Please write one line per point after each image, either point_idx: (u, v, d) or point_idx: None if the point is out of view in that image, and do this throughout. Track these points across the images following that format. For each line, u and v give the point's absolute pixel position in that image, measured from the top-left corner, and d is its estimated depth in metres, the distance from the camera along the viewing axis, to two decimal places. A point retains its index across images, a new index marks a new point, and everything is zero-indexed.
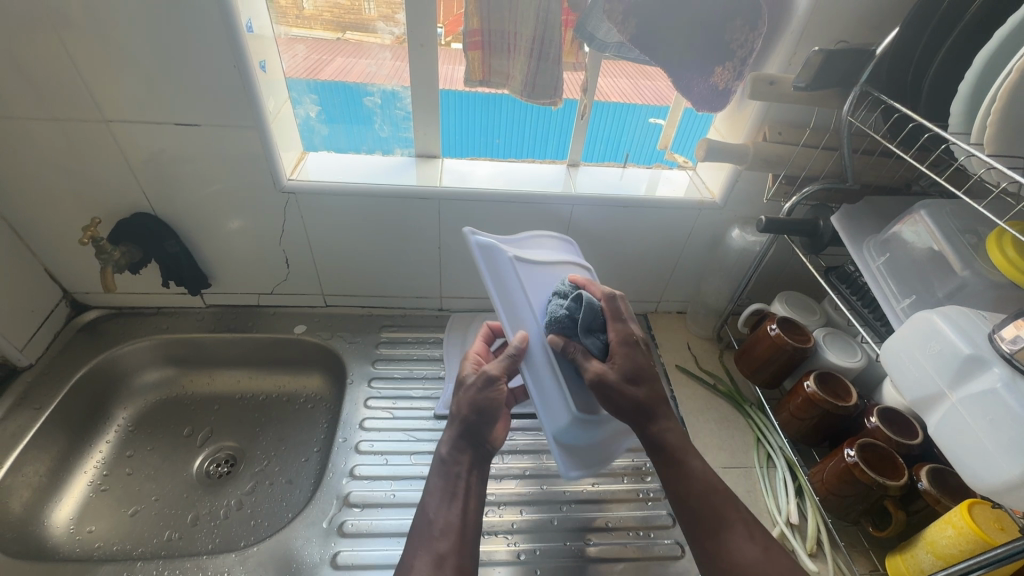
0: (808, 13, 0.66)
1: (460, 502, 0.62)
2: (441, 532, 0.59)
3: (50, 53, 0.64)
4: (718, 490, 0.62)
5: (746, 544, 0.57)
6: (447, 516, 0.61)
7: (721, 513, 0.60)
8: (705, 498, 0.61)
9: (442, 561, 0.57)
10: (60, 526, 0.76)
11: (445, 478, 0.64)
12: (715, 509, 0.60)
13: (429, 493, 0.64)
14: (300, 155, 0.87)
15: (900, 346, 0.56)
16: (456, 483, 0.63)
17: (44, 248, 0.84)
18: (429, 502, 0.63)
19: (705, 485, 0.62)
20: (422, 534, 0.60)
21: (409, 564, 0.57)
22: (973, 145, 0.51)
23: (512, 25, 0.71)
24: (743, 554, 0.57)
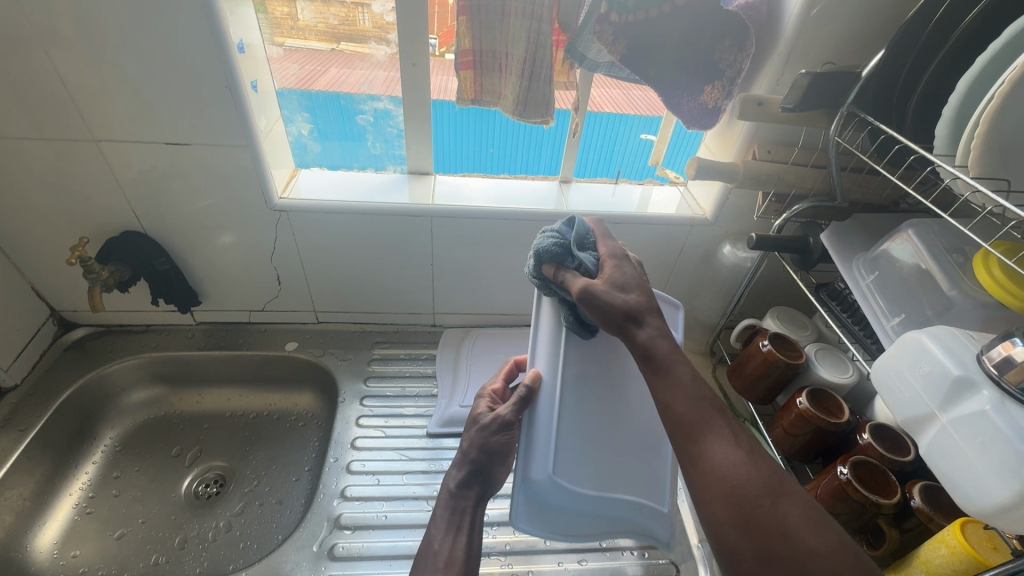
0: (795, 34, 0.67)
1: (465, 536, 0.61)
2: (447, 564, 0.59)
3: (39, 73, 0.64)
4: (701, 386, 0.47)
5: (726, 449, 0.44)
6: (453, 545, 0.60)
7: (706, 413, 0.46)
8: (690, 401, 0.46)
9: None
10: (44, 551, 0.75)
11: (453, 512, 0.63)
12: (699, 409, 0.46)
13: (435, 523, 0.64)
14: (292, 173, 0.87)
15: (889, 366, 0.56)
16: (462, 518, 0.63)
17: (31, 266, 0.83)
18: (435, 532, 0.62)
19: (688, 384, 0.47)
20: (428, 564, 0.59)
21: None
22: (958, 167, 0.52)
23: (504, 45, 0.72)
24: (724, 463, 0.43)
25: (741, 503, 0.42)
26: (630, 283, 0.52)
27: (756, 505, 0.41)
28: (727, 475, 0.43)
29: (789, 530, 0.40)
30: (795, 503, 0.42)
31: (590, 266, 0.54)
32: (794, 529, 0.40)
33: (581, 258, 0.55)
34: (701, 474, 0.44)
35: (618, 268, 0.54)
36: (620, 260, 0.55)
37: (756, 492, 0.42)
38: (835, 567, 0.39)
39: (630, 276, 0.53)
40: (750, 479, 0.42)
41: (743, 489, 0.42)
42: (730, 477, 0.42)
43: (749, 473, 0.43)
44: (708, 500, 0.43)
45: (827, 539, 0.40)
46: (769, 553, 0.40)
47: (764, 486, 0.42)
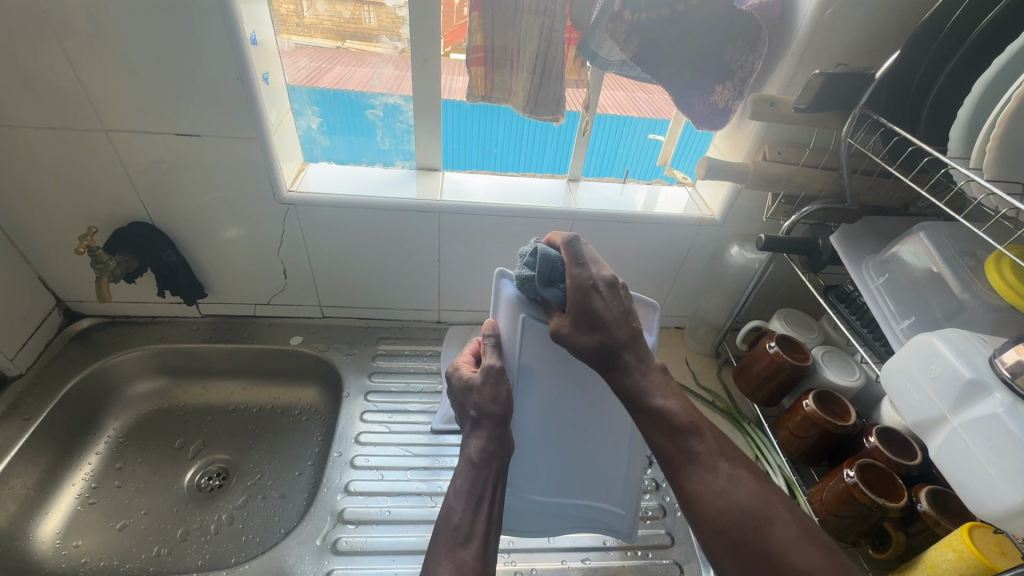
0: (809, 36, 0.67)
1: (485, 510, 0.58)
2: (465, 538, 0.56)
3: (51, 62, 0.64)
4: (676, 424, 0.51)
5: (708, 478, 0.48)
6: (472, 521, 0.57)
7: (685, 447, 0.50)
8: (669, 435, 0.50)
9: (464, 566, 0.53)
10: (46, 540, 0.74)
11: (473, 480, 0.60)
12: (677, 443, 0.50)
13: (454, 492, 0.60)
14: (300, 167, 0.87)
15: (899, 368, 0.56)
16: (482, 489, 0.59)
17: (38, 255, 0.83)
18: (451, 503, 0.59)
19: (662, 421, 0.51)
20: (444, 541, 0.56)
21: (432, 569, 0.53)
22: (973, 169, 0.51)
23: (515, 42, 0.72)
24: (706, 493, 0.47)
25: (727, 530, 0.46)
26: (607, 320, 0.55)
27: (742, 530, 0.46)
28: (712, 505, 0.47)
29: (772, 549, 0.45)
30: (781, 526, 0.45)
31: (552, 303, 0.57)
32: (780, 551, 0.44)
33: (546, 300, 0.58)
34: (688, 503, 0.48)
35: (587, 304, 0.55)
36: (589, 292, 0.55)
37: (741, 518, 0.46)
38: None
39: (602, 313, 0.55)
40: (735, 506, 0.46)
41: (728, 517, 0.46)
42: (714, 507, 0.47)
43: (733, 501, 0.47)
44: (700, 526, 0.48)
45: (813, 559, 0.44)
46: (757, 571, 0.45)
47: (748, 513, 0.46)
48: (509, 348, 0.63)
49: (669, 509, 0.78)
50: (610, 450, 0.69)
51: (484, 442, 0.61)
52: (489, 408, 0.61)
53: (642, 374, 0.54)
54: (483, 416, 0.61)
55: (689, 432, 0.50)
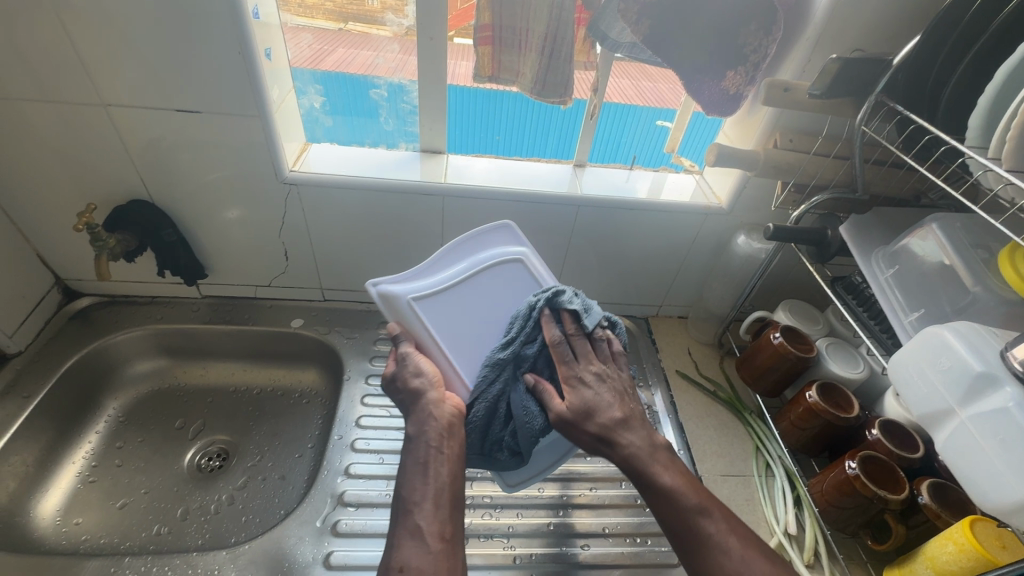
0: (825, 20, 0.65)
1: (434, 471, 0.53)
2: (418, 503, 0.51)
3: (47, 34, 0.62)
4: (698, 507, 0.52)
5: (720, 560, 0.49)
6: (425, 488, 0.52)
7: (697, 527, 0.51)
8: (678, 515, 0.52)
9: (420, 531, 0.49)
10: (46, 518, 0.75)
11: (414, 450, 0.55)
12: (688, 523, 0.51)
13: (405, 467, 0.54)
14: (303, 147, 0.86)
15: (907, 361, 0.56)
16: (428, 452, 0.54)
17: (36, 233, 0.82)
18: (403, 473, 0.54)
19: (675, 502, 0.52)
20: (400, 510, 0.52)
21: (393, 543, 0.49)
22: (991, 160, 0.50)
23: (524, 21, 0.70)
24: (730, 571, 0.48)
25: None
26: (597, 407, 0.56)
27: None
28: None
29: None
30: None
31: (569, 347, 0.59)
32: None
33: (527, 358, 0.59)
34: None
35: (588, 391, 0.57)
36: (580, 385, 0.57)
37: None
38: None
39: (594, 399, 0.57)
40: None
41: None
42: None
43: None
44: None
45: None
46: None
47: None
48: (421, 339, 0.61)
49: None
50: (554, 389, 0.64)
51: (419, 409, 0.57)
52: (412, 382, 0.58)
53: (646, 455, 0.55)
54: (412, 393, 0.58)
55: (703, 514, 0.51)
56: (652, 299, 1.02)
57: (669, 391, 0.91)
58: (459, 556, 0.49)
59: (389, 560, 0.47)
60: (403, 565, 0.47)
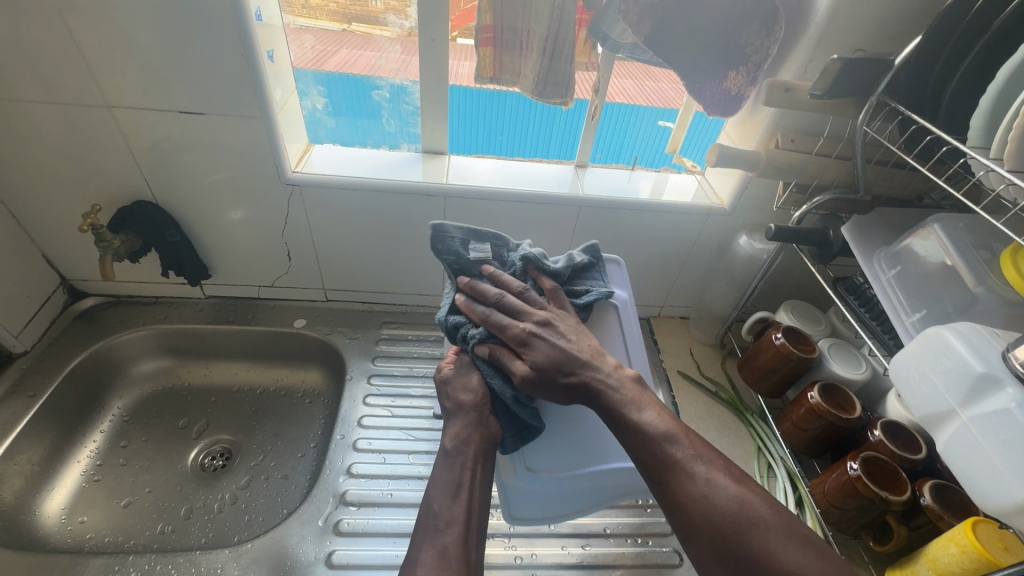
0: (827, 20, 0.65)
1: (466, 496, 0.55)
2: (446, 524, 0.53)
3: (53, 37, 0.63)
4: (665, 434, 0.53)
5: (688, 487, 0.50)
6: (454, 509, 0.54)
7: (666, 457, 0.52)
8: (647, 446, 0.53)
9: (446, 551, 0.51)
10: (51, 516, 0.75)
11: (450, 468, 0.57)
12: (657, 454, 0.52)
13: (438, 485, 0.57)
14: (305, 148, 0.86)
15: (909, 362, 0.56)
16: (462, 474, 0.57)
17: (42, 233, 0.83)
18: (434, 489, 0.56)
19: (644, 432, 0.54)
20: (428, 525, 0.53)
21: (414, 557, 0.51)
22: (993, 160, 0.50)
23: (525, 22, 0.70)
24: (698, 495, 0.49)
25: (707, 536, 0.48)
26: (559, 357, 0.59)
27: (723, 535, 0.47)
28: (693, 513, 0.48)
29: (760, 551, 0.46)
30: (757, 526, 0.47)
31: (505, 309, 0.63)
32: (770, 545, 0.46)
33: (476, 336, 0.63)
34: (690, 512, 0.49)
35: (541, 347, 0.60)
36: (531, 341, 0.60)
37: (719, 521, 0.47)
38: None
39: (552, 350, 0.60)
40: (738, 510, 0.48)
41: (709, 523, 0.48)
42: (703, 510, 0.48)
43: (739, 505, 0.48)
44: (685, 538, 0.49)
45: (794, 554, 0.45)
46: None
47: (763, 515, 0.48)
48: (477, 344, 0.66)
49: None
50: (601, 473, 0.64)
51: (459, 428, 0.60)
52: (460, 396, 0.62)
53: (616, 388, 0.58)
54: (459, 407, 0.61)
55: (670, 443, 0.53)
56: (654, 299, 1.02)
57: (669, 388, 0.91)
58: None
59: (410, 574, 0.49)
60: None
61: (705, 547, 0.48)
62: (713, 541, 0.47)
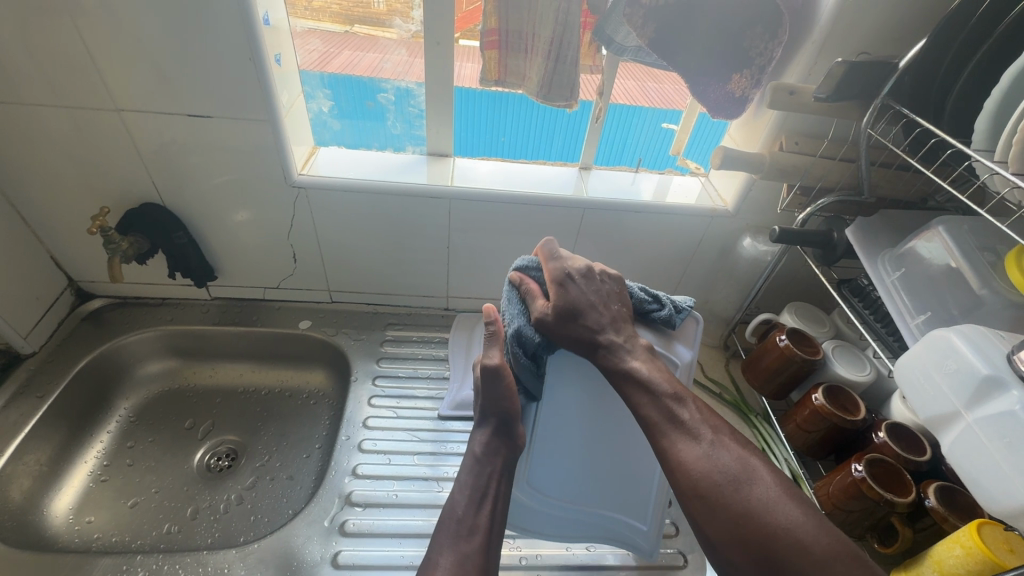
0: (831, 23, 0.66)
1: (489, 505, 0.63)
2: (468, 531, 0.61)
3: (64, 41, 0.64)
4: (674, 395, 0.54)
5: (691, 446, 0.50)
6: (477, 516, 0.62)
7: (672, 416, 0.53)
8: (654, 404, 0.54)
9: (465, 559, 0.58)
10: (60, 516, 0.76)
11: (477, 477, 0.65)
12: (663, 412, 0.53)
13: (465, 490, 0.65)
14: (311, 150, 0.87)
15: (913, 363, 0.56)
16: (486, 486, 0.65)
17: (50, 235, 0.84)
18: (459, 494, 0.64)
19: (652, 393, 0.54)
20: (450, 530, 0.61)
21: (435, 560, 0.59)
22: (998, 163, 0.50)
23: (530, 25, 0.71)
24: (700, 454, 0.50)
25: (705, 492, 0.48)
26: (581, 307, 0.61)
27: (722, 491, 0.47)
28: (692, 470, 0.49)
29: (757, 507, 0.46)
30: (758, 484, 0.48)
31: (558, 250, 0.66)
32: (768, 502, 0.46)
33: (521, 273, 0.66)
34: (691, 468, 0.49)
35: (566, 293, 0.62)
36: (567, 281, 0.63)
37: (720, 479, 0.48)
38: (800, 537, 0.44)
39: (578, 298, 0.62)
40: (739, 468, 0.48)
41: (708, 480, 0.48)
42: (704, 466, 0.49)
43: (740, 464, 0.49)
44: (683, 495, 0.49)
45: (791, 513, 0.45)
46: (741, 533, 0.46)
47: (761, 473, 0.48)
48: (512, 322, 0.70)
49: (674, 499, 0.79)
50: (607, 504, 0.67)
51: (487, 438, 0.67)
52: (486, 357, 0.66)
53: (628, 348, 0.59)
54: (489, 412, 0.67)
55: (680, 404, 0.53)
56: None
57: None
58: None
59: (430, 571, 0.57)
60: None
61: (702, 503, 0.48)
62: (711, 497, 0.48)
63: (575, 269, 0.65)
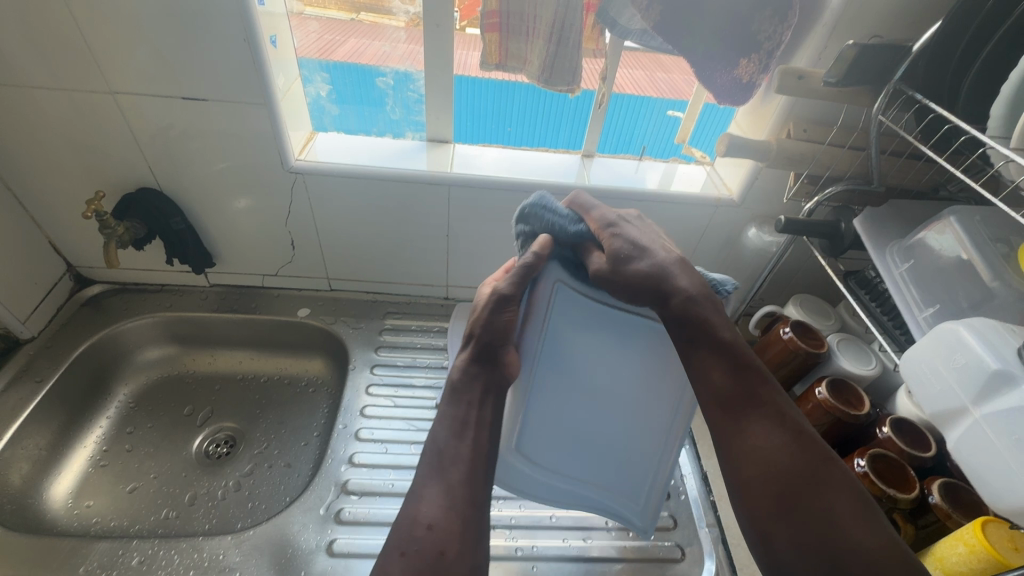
0: (843, 5, 0.63)
1: (472, 433, 0.52)
2: (451, 462, 0.51)
3: (55, 20, 0.62)
4: (748, 367, 0.48)
5: (768, 431, 0.46)
6: (460, 446, 0.51)
7: (754, 391, 0.48)
8: (738, 378, 0.48)
9: (453, 491, 0.48)
10: (59, 500, 0.76)
11: (455, 405, 0.54)
12: (747, 388, 0.48)
13: (441, 421, 0.54)
14: (309, 135, 0.86)
15: (919, 357, 0.54)
16: (468, 414, 0.53)
17: (48, 220, 0.83)
18: (436, 429, 0.53)
19: (725, 361, 0.48)
20: (431, 461, 0.51)
21: (418, 493, 0.49)
22: (1013, 150, 0.48)
23: (532, 7, 0.69)
24: (769, 445, 0.46)
25: (778, 485, 0.44)
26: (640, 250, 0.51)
27: (797, 488, 0.44)
28: (765, 456, 0.45)
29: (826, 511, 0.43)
30: (833, 488, 0.44)
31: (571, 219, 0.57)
32: (836, 503, 0.43)
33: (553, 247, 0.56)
34: (763, 456, 0.45)
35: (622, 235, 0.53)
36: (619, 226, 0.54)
37: (795, 475, 0.44)
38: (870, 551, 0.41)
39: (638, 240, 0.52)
40: (809, 462, 0.45)
41: (781, 472, 0.44)
42: (775, 459, 0.45)
43: (812, 457, 0.45)
44: (745, 481, 0.46)
45: (864, 524, 0.42)
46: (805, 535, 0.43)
47: (822, 469, 0.45)
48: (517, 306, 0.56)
49: (672, 492, 0.78)
50: (610, 473, 0.63)
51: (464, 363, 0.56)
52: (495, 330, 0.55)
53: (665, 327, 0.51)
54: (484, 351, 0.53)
55: (760, 380, 0.48)
56: None
57: None
58: (482, 526, 0.48)
59: (415, 512, 0.47)
60: (431, 523, 0.46)
61: (767, 494, 0.45)
62: (777, 490, 0.44)
63: (627, 217, 0.56)
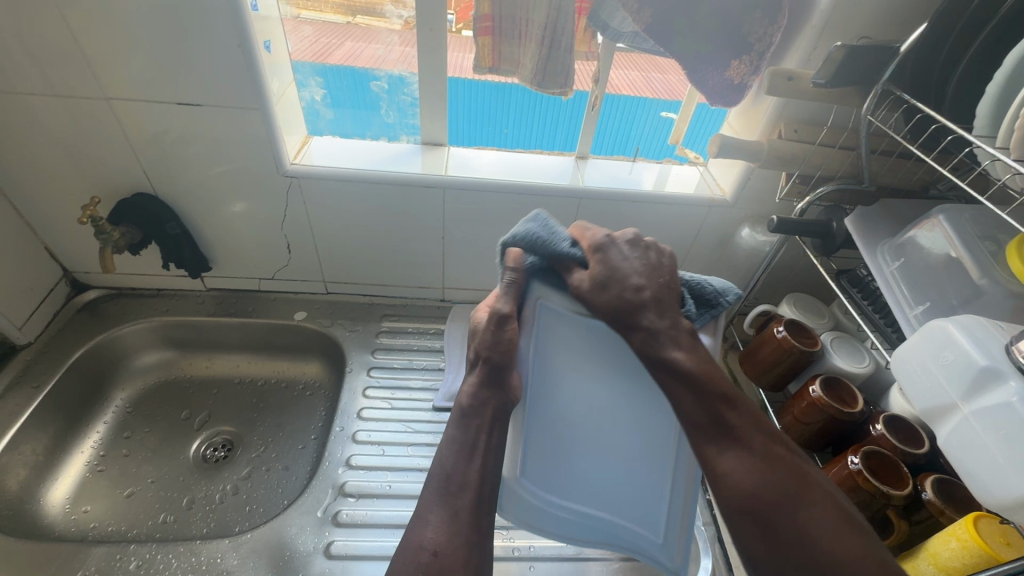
0: (832, 7, 0.64)
1: (480, 458, 0.51)
2: (458, 487, 0.50)
3: (50, 27, 0.63)
4: (713, 393, 0.48)
5: (739, 458, 0.45)
6: (467, 474, 0.51)
7: (721, 418, 0.47)
8: (701, 404, 0.48)
9: (458, 517, 0.49)
10: (56, 505, 0.76)
11: (463, 428, 0.53)
12: (711, 414, 0.47)
13: (449, 446, 0.52)
14: (304, 139, 0.86)
15: (909, 355, 0.55)
16: (477, 437, 0.52)
17: (43, 225, 0.83)
18: (444, 451, 0.52)
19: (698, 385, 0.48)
20: (438, 484, 0.51)
21: (424, 518, 0.49)
22: (999, 149, 0.49)
23: (524, 10, 0.69)
24: (739, 471, 0.45)
25: (753, 511, 0.43)
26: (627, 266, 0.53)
27: (773, 510, 0.43)
28: (742, 483, 0.44)
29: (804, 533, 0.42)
30: (810, 507, 0.43)
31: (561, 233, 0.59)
32: (815, 525, 0.42)
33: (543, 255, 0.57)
34: (737, 484, 0.44)
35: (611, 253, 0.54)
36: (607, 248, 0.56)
37: (768, 499, 0.43)
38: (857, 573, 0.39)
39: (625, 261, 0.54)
40: (782, 488, 0.44)
41: (756, 498, 0.43)
42: (748, 485, 0.44)
43: (784, 482, 0.44)
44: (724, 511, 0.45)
45: (850, 544, 0.41)
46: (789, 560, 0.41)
47: (797, 492, 0.44)
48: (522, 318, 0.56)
49: None
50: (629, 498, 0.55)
51: (475, 385, 0.54)
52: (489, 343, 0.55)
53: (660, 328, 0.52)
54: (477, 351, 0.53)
55: (727, 405, 0.47)
56: None
57: None
58: (486, 552, 0.49)
59: (420, 538, 0.48)
60: (436, 550, 0.47)
61: (745, 521, 0.43)
62: (752, 516, 0.43)
63: (618, 237, 0.58)
